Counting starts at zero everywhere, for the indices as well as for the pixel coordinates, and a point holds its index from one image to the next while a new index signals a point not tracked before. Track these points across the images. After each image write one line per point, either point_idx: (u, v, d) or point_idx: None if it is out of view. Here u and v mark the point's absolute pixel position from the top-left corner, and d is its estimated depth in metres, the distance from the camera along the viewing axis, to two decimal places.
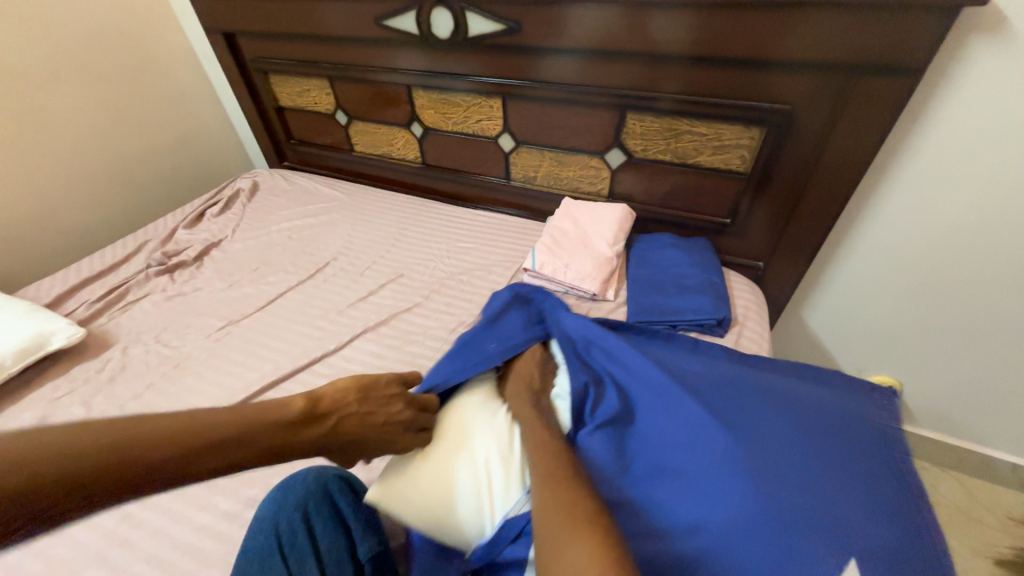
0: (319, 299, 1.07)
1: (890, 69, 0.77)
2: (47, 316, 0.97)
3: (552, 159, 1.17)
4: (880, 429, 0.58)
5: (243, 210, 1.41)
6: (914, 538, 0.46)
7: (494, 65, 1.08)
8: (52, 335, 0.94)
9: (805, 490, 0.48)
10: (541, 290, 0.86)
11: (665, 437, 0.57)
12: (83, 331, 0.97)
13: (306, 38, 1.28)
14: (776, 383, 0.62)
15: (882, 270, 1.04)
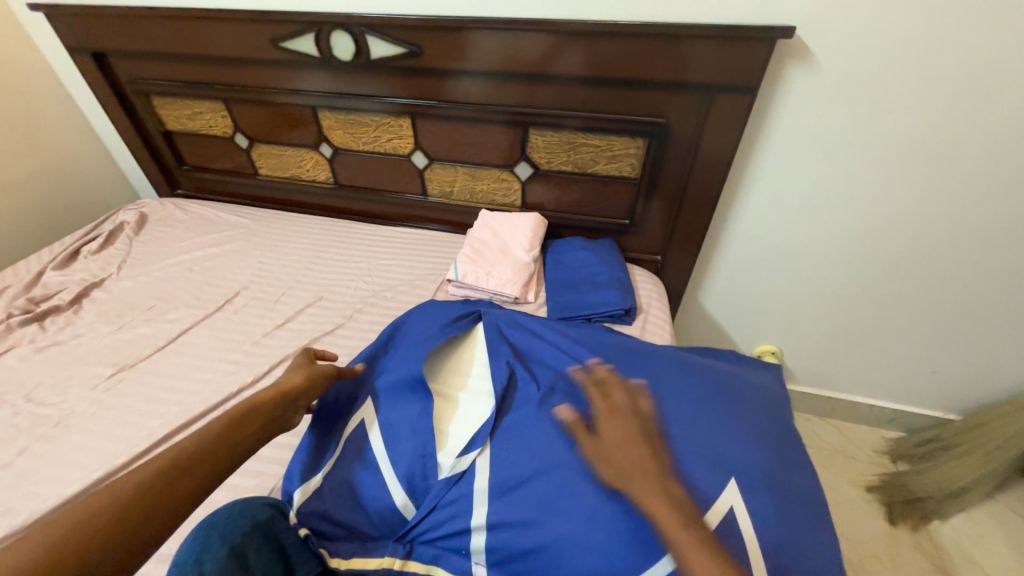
0: (230, 332, 1.00)
1: (735, 88, 0.93)
2: None
3: (465, 174, 1.22)
4: (746, 384, 0.70)
5: (130, 244, 1.27)
6: (773, 467, 0.58)
7: (399, 86, 1.11)
8: None
9: (694, 428, 0.58)
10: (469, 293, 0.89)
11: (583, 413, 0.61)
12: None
13: (193, 58, 1.21)
14: (669, 354, 0.71)
15: (755, 253, 1.22)
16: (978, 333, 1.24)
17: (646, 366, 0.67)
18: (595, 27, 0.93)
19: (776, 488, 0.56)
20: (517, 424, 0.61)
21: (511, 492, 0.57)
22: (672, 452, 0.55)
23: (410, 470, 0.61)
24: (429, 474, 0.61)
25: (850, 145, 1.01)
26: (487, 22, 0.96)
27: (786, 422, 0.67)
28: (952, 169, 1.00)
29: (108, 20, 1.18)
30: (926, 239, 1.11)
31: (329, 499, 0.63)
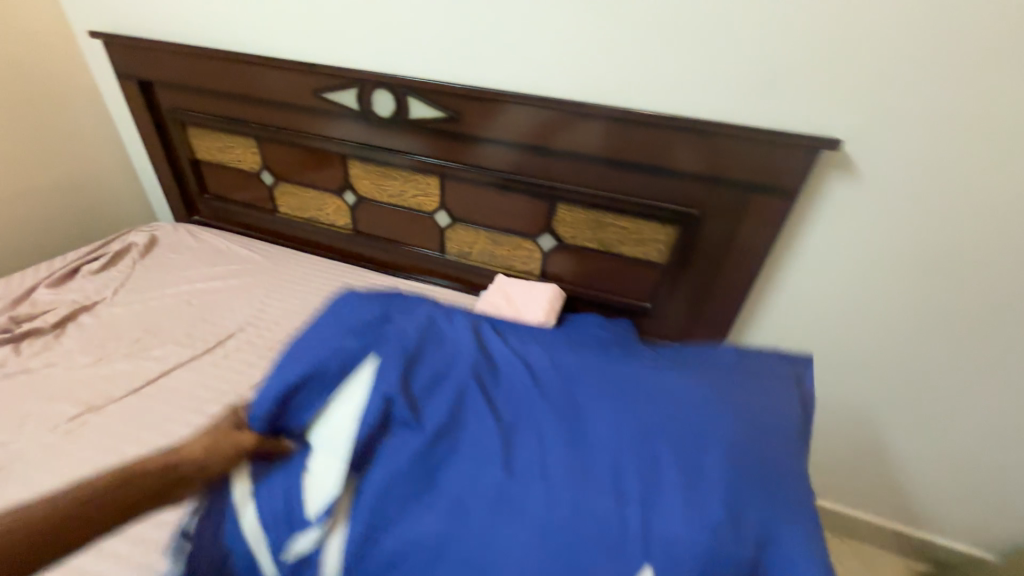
0: (215, 379, 0.93)
1: (773, 191, 0.92)
2: None
3: (487, 237, 1.20)
4: (697, 422, 0.69)
5: (133, 268, 1.23)
6: (694, 499, 0.60)
7: (433, 147, 1.11)
8: None
9: (614, 459, 0.65)
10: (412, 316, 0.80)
11: (466, 453, 0.65)
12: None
13: (236, 97, 1.23)
14: (597, 394, 0.75)
15: (780, 353, 1.16)
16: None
17: (569, 406, 0.73)
18: (638, 116, 0.93)
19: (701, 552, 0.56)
20: (395, 457, 0.60)
21: (414, 510, 0.59)
22: (591, 477, 0.63)
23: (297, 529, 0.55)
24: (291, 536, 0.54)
25: (892, 259, 0.97)
26: (531, 100, 0.97)
27: (774, 482, 0.64)
28: (1002, 298, 0.94)
29: (162, 54, 1.22)
30: (971, 364, 1.03)
31: (204, 544, 0.56)
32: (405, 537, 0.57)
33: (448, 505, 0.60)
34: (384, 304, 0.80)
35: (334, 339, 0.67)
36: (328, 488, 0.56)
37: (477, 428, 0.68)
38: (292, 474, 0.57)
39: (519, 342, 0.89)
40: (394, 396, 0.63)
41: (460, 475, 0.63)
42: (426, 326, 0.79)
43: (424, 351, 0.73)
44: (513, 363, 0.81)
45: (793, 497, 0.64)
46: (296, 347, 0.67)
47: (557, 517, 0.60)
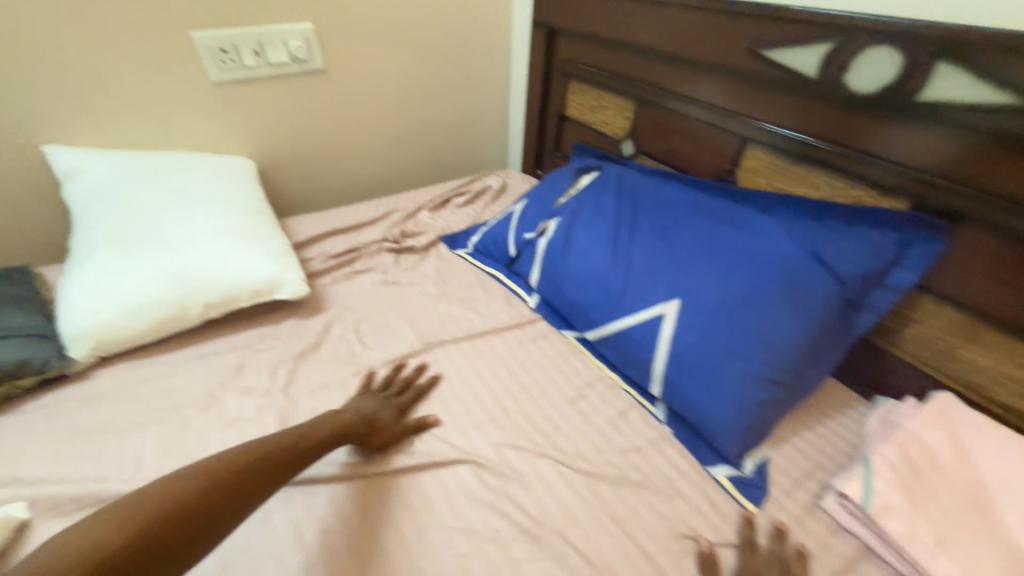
0: (518, 364, 0.84)
1: None
2: (290, 263, 0.96)
3: (959, 325, 0.68)
4: (804, 258, 0.73)
5: (484, 211, 1.31)
6: (763, 422, 0.69)
7: (935, 152, 0.66)
8: (283, 284, 0.91)
9: (709, 253, 0.80)
10: (605, 155, 1.19)
11: (615, 272, 0.86)
12: (306, 290, 0.93)
13: (636, 49, 1.06)
14: (710, 204, 0.87)
15: None
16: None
17: (698, 222, 0.85)
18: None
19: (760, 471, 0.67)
20: (562, 289, 0.92)
21: (575, 251, 0.93)
22: (743, 357, 0.70)
23: (559, 286, 0.92)
24: (564, 301, 0.92)
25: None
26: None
27: (859, 302, 0.72)
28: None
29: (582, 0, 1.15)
30: None
31: (547, 284, 0.95)
32: (567, 231, 0.96)
33: (589, 295, 0.87)
34: (603, 154, 1.20)
35: (562, 171, 1.15)
36: (583, 298, 0.88)
37: (705, 189, 0.93)
38: (568, 212, 1.00)
39: (693, 183, 0.96)
40: (583, 196, 1.02)
41: (601, 256, 0.89)
42: (591, 151, 1.22)
43: (678, 185, 0.96)
44: (661, 172, 1.04)
45: (854, 327, 0.73)
46: (542, 180, 1.16)
47: (656, 267, 0.82)
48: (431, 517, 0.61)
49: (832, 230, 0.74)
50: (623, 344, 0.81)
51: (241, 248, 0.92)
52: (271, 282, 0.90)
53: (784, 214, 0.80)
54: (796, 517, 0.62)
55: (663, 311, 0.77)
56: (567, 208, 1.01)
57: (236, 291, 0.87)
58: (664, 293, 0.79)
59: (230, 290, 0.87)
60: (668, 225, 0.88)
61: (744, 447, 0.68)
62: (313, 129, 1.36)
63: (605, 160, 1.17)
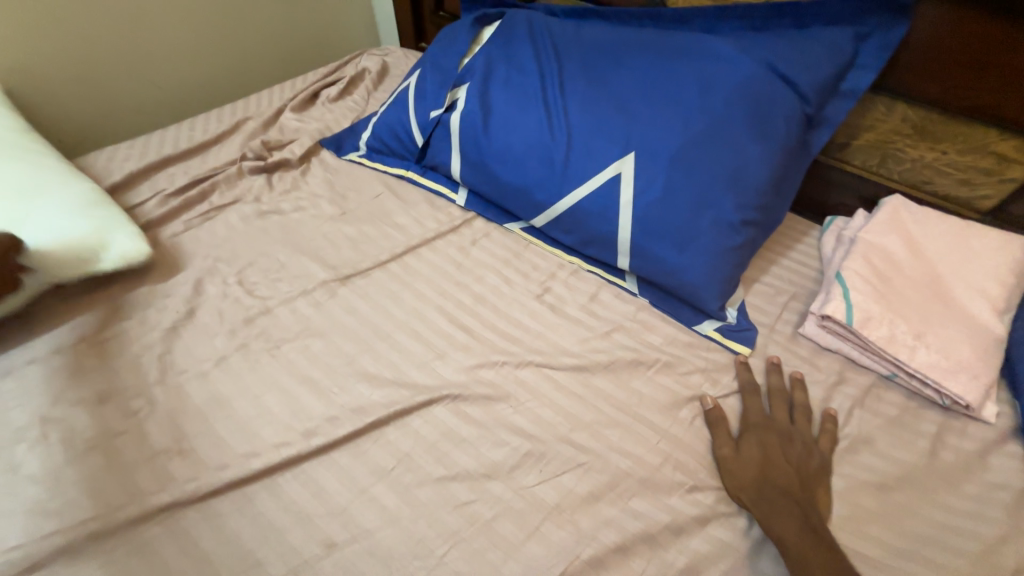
0: (464, 273, 0.70)
1: None
2: (113, 219, 0.67)
3: (908, 123, 0.65)
4: (761, 75, 0.63)
5: (368, 101, 1.03)
6: (738, 268, 0.65)
7: None
8: (110, 250, 0.65)
9: (656, 91, 0.67)
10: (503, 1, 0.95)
11: (552, 137, 0.70)
12: (153, 255, 0.67)
13: None
14: (644, 33, 0.72)
15: None
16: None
17: (636, 57, 0.70)
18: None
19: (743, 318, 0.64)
20: (492, 172, 0.75)
21: (498, 121, 0.74)
22: (711, 203, 0.63)
23: (489, 170, 0.75)
24: (498, 187, 0.75)
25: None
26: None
27: (815, 118, 0.66)
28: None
29: None
30: None
31: (473, 171, 0.77)
32: (481, 98, 0.76)
33: (527, 172, 0.72)
34: None
35: (457, 27, 0.90)
36: (520, 177, 0.72)
37: (633, 19, 0.77)
38: (476, 75, 0.79)
39: (618, 13, 0.79)
40: (490, 51, 0.81)
41: (531, 121, 0.72)
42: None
43: (602, 18, 0.79)
44: (578, 9, 0.84)
45: (809, 148, 0.68)
46: (434, 44, 0.91)
47: (599, 120, 0.68)
48: (416, 475, 0.50)
49: (784, 37, 0.64)
50: (579, 221, 0.69)
51: (34, 213, 0.63)
52: (90, 252, 0.63)
53: (729, 29, 0.68)
54: (784, 352, 0.61)
55: (620, 171, 0.65)
56: (474, 70, 0.80)
57: (51, 271, 0.60)
58: (617, 150, 0.66)
59: (39, 272, 0.60)
60: (604, 67, 0.72)
61: (724, 297, 0.63)
62: (74, 9, 0.92)
63: (505, 6, 0.93)
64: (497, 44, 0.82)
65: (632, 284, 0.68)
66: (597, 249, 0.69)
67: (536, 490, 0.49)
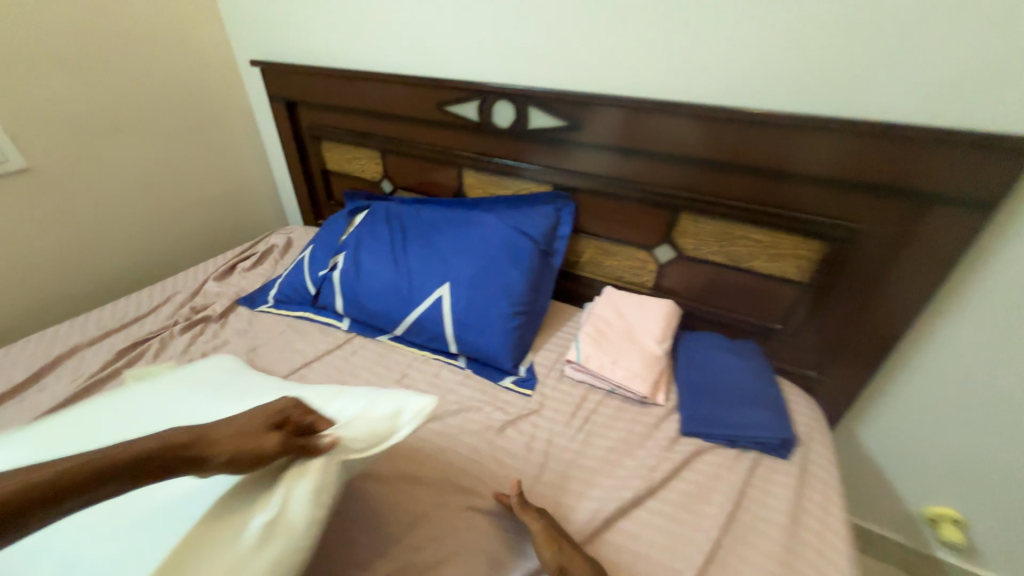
0: (346, 374, 1.01)
1: (963, 202, 0.76)
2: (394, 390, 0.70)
3: (599, 248, 1.17)
4: (510, 233, 1.12)
5: (277, 267, 1.40)
6: (521, 341, 1.05)
7: (549, 155, 1.11)
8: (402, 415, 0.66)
9: (456, 247, 1.12)
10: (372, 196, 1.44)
11: (398, 279, 1.10)
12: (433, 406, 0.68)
13: (364, 113, 1.35)
14: (451, 214, 1.21)
15: (944, 395, 0.98)
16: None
17: (446, 228, 1.17)
18: (794, 119, 0.83)
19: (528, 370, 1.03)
20: (363, 305, 1.12)
21: (363, 273, 1.14)
22: (495, 305, 1.04)
23: (360, 304, 1.12)
24: (369, 314, 1.12)
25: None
26: (669, 107, 0.91)
27: (548, 251, 1.15)
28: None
29: (305, 78, 1.37)
30: None
31: (351, 306, 1.14)
32: (353, 260, 1.16)
33: (384, 302, 1.10)
34: (371, 195, 1.45)
35: (339, 216, 1.34)
36: (382, 306, 1.10)
37: (446, 204, 1.26)
38: (350, 246, 1.21)
39: (438, 202, 1.29)
40: (360, 230, 1.24)
41: (384, 270, 1.12)
42: (360, 195, 1.45)
43: (428, 205, 1.28)
44: (417, 199, 1.34)
45: (551, 267, 1.16)
46: (324, 227, 1.33)
47: (426, 266, 1.11)
48: None
49: (521, 212, 1.16)
50: (422, 327, 1.06)
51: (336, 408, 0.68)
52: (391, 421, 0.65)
53: (495, 209, 1.20)
54: (553, 389, 0.98)
55: (440, 294, 1.06)
56: (348, 243, 1.22)
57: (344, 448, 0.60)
58: (437, 282, 1.08)
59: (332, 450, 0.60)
60: (428, 235, 1.17)
61: (515, 359, 1.03)
62: (32, 232, 1.23)
63: (372, 198, 1.42)
64: (364, 225, 1.26)
65: (463, 360, 1.05)
66: (435, 343, 1.06)
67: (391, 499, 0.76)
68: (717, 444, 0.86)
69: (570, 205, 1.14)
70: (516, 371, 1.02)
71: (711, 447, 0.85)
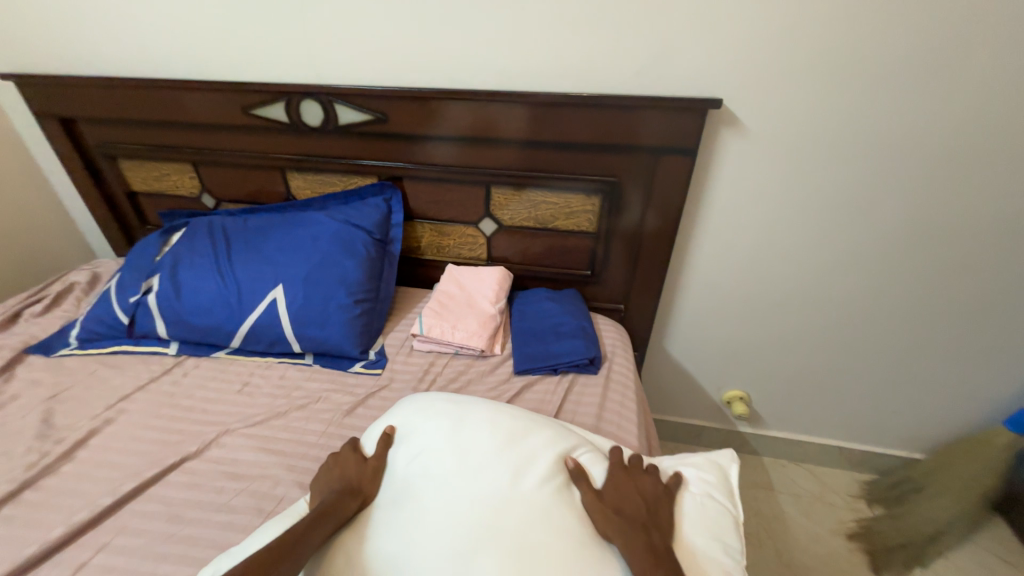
0: (177, 397, 0.95)
1: (678, 151, 1.02)
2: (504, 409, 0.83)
3: (434, 230, 1.27)
4: (345, 227, 1.15)
5: (80, 305, 1.23)
6: (368, 325, 1.10)
7: (367, 149, 1.17)
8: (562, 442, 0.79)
9: (289, 248, 1.11)
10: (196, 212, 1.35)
11: (227, 290, 1.06)
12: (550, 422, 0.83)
13: (163, 123, 1.25)
14: (282, 218, 1.19)
15: (710, 302, 1.29)
16: (948, 365, 1.30)
17: (276, 231, 1.15)
18: (558, 98, 1.00)
19: (378, 351, 1.08)
20: (191, 324, 1.06)
21: (185, 291, 1.07)
22: (334, 297, 1.07)
23: (187, 325, 1.06)
24: (199, 332, 1.06)
25: (805, 195, 1.08)
26: (461, 94, 1.04)
27: (387, 239, 1.21)
28: (894, 223, 1.09)
29: (80, 90, 1.22)
30: (871, 285, 1.20)
31: (176, 329, 1.06)
32: (171, 279, 1.08)
33: (214, 317, 1.05)
34: (192, 212, 1.35)
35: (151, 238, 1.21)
36: (212, 321, 1.05)
37: (277, 210, 1.24)
38: (166, 266, 1.11)
39: (269, 208, 1.26)
40: (177, 247, 1.15)
41: (210, 284, 1.07)
42: (180, 212, 1.34)
43: (258, 213, 1.24)
44: (245, 209, 1.29)
45: (392, 253, 1.22)
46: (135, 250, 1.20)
47: (257, 271, 1.08)
48: (138, 534, 0.71)
49: (353, 206, 1.20)
50: (261, 334, 1.05)
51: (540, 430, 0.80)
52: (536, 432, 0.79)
53: (329, 207, 1.22)
54: (402, 364, 1.05)
55: (275, 296, 1.06)
56: (164, 262, 1.12)
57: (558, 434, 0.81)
58: (270, 286, 1.07)
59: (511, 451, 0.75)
60: (256, 241, 1.14)
61: (363, 346, 1.07)
62: None
63: (194, 215, 1.32)
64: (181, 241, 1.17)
65: (311, 357, 1.07)
66: (278, 346, 1.05)
67: (233, 499, 0.76)
68: (542, 374, 1.03)
69: (397, 194, 1.21)
70: (366, 355, 1.07)
71: (539, 378, 1.01)
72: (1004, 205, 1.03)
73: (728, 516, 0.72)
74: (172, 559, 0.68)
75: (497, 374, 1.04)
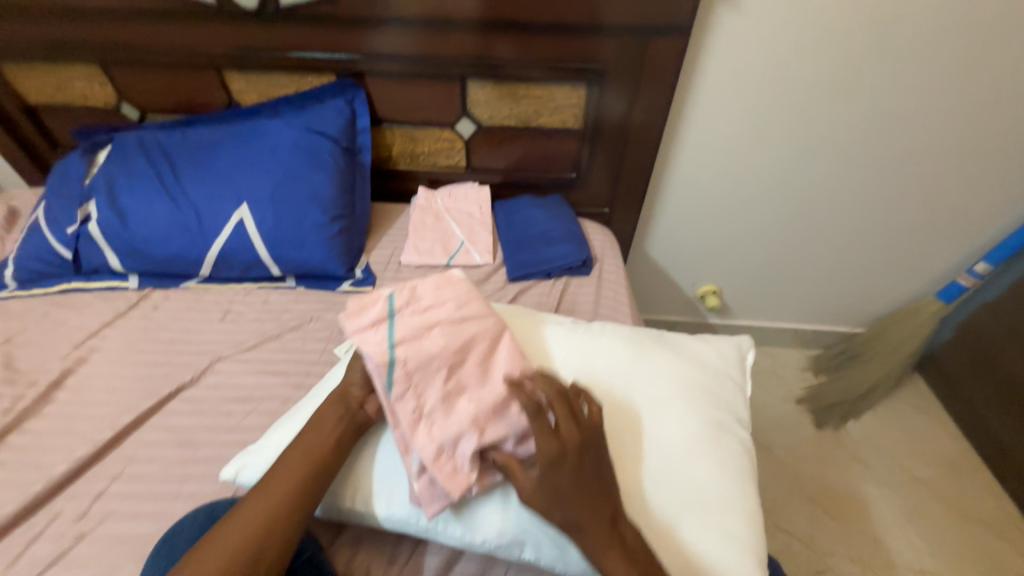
0: (153, 329, 0.89)
1: (670, 30, 0.95)
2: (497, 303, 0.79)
3: (405, 136, 1.16)
4: (305, 135, 1.03)
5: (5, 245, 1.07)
6: (350, 241, 1.04)
7: (317, 38, 1.00)
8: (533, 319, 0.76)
9: (246, 164, 0.99)
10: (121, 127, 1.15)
11: (182, 213, 0.95)
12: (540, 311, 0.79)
13: (45, 10, 0.99)
14: (229, 128, 1.04)
15: (691, 198, 1.30)
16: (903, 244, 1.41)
17: (224, 143, 1.00)
18: None
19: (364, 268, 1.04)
20: (149, 253, 0.96)
21: (132, 217, 0.95)
22: (307, 214, 0.99)
23: (145, 255, 0.96)
24: (160, 262, 0.96)
25: (793, 76, 1.06)
26: None
27: (354, 147, 1.10)
28: (873, 109, 1.11)
29: None
30: (845, 173, 1.24)
31: (133, 260, 0.96)
32: (111, 205, 0.95)
33: (173, 244, 0.95)
34: (113, 128, 1.15)
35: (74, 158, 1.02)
36: (173, 249, 0.95)
37: (220, 119, 1.08)
38: (104, 190, 0.96)
39: (210, 118, 1.09)
40: (109, 168, 0.98)
41: (160, 208, 0.95)
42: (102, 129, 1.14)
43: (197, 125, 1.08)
44: (181, 120, 1.11)
45: (363, 165, 1.12)
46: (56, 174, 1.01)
47: (212, 190, 0.96)
48: (151, 461, 0.70)
49: (311, 111, 1.05)
50: (233, 259, 0.97)
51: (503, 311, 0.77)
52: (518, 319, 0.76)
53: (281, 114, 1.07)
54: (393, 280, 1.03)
55: (242, 217, 0.96)
56: (99, 186, 0.96)
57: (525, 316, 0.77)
58: (232, 206, 0.96)
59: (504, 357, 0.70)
60: (203, 155, 0.99)
61: (347, 264, 1.02)
62: None
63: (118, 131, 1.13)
64: (110, 160, 1.00)
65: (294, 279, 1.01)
66: (253, 270, 0.99)
67: (247, 418, 0.76)
68: (536, 279, 1.04)
69: (361, 93, 1.07)
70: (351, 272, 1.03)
71: (533, 283, 1.02)
72: (979, 82, 1.06)
73: (737, 389, 0.71)
74: (198, 476, 0.69)
75: (492, 283, 1.04)
